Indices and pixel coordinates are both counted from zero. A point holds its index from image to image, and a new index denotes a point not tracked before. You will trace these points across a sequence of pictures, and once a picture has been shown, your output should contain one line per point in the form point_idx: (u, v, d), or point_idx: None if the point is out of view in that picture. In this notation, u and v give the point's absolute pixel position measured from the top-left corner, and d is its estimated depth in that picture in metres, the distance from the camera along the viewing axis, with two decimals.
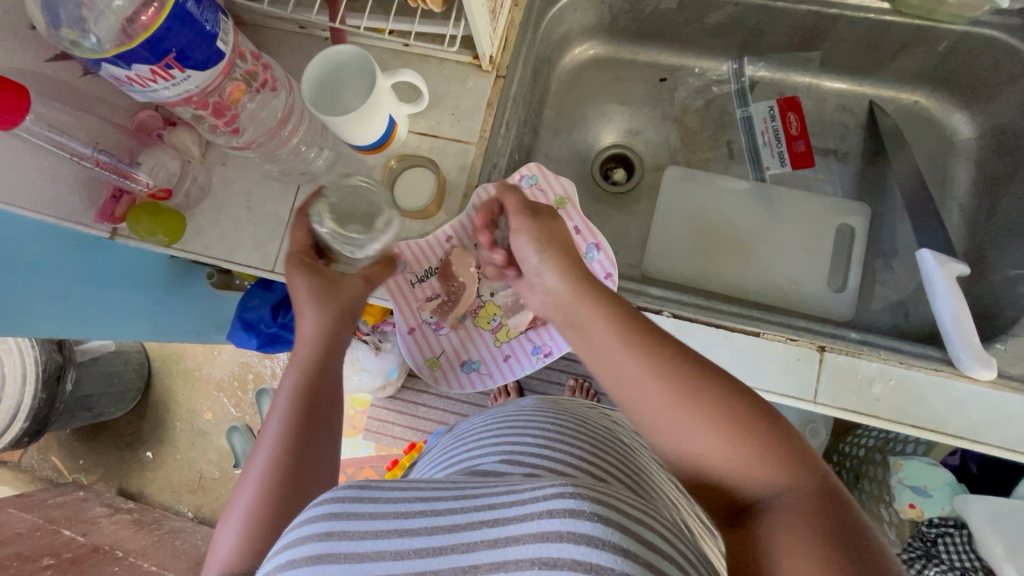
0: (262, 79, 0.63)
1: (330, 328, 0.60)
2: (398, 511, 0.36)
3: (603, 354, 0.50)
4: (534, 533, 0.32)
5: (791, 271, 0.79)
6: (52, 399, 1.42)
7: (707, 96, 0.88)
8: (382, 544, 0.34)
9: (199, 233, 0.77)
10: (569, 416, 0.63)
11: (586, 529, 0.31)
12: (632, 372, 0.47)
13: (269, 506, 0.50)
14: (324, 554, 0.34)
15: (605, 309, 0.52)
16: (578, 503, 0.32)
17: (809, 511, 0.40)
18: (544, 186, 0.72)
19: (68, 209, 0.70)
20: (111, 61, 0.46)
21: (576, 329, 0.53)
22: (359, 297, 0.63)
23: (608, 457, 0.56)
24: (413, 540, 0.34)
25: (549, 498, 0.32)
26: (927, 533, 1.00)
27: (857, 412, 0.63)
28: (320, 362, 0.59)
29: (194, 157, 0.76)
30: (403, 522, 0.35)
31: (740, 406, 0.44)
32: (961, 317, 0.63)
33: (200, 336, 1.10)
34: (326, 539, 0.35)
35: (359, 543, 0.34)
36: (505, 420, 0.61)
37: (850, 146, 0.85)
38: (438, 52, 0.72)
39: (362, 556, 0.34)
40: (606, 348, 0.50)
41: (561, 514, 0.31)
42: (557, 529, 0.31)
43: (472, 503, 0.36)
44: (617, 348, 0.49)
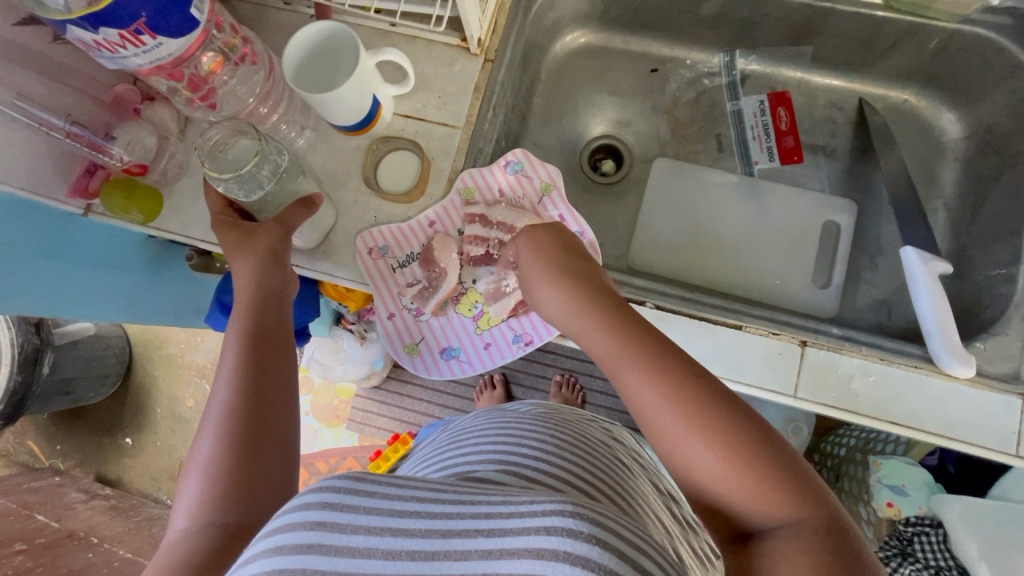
0: (243, 52, 0.62)
1: (259, 275, 0.60)
2: (392, 509, 0.35)
3: (620, 372, 0.51)
4: (529, 548, 0.31)
5: (777, 266, 0.78)
6: (28, 381, 1.39)
7: (699, 88, 0.87)
8: (375, 541, 0.33)
9: (176, 213, 0.75)
10: (569, 431, 0.63)
11: (584, 551, 0.31)
12: (649, 393, 0.48)
13: (224, 459, 0.52)
14: (314, 544, 0.33)
15: (620, 328, 0.53)
16: (577, 522, 0.32)
17: (809, 546, 0.40)
18: (529, 173, 0.72)
19: (38, 182, 0.68)
20: (77, 23, 0.44)
21: (594, 344, 0.54)
22: (280, 242, 0.61)
23: (600, 470, 0.56)
24: (405, 541, 0.33)
25: (548, 514, 0.32)
26: (904, 532, 1.01)
27: (836, 407, 0.62)
28: (259, 312, 0.60)
29: (172, 133, 0.74)
30: (397, 520, 0.34)
31: (751, 431, 0.45)
32: (943, 315, 0.63)
33: (181, 318, 1.08)
34: (319, 528, 0.34)
35: (353, 539, 0.33)
36: (502, 429, 0.60)
37: (839, 143, 0.85)
38: (425, 32, 0.71)
39: (353, 552, 0.33)
40: (624, 363, 0.51)
41: (561, 533, 0.31)
42: (555, 548, 0.31)
43: (468, 510, 0.35)
44: (633, 368, 0.50)
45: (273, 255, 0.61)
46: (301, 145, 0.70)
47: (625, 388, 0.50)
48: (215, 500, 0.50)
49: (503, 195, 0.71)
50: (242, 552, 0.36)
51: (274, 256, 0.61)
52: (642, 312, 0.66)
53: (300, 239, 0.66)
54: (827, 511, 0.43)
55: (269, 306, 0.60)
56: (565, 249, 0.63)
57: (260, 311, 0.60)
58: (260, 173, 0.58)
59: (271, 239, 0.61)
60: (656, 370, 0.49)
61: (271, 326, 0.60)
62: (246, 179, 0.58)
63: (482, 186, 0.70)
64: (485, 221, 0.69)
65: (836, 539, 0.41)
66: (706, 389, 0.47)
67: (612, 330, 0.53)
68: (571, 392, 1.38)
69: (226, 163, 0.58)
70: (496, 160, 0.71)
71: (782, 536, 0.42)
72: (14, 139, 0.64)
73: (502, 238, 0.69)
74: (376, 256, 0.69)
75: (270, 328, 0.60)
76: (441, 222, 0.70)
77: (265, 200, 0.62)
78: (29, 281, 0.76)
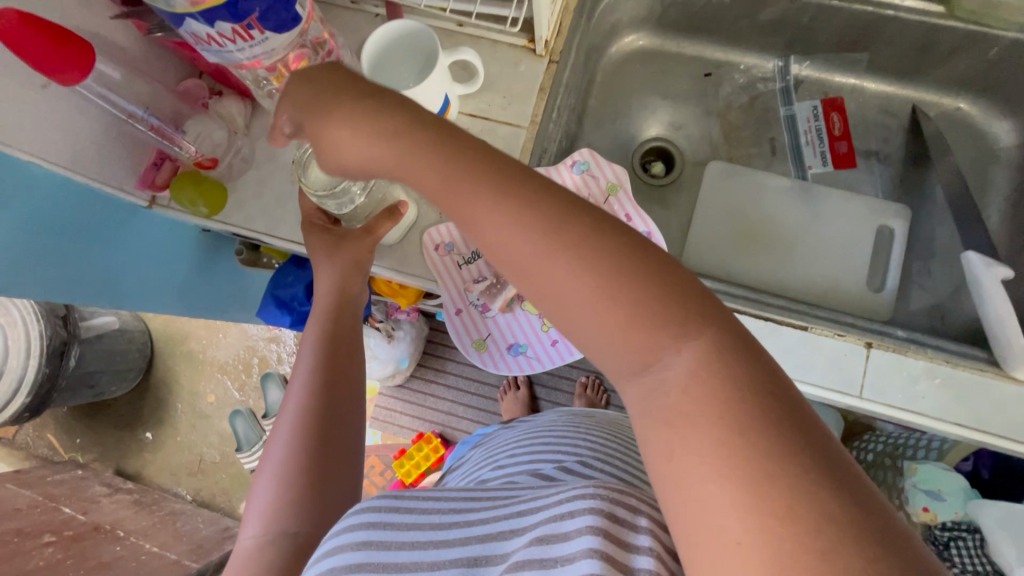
0: (329, 48, 0.61)
1: (341, 281, 0.61)
2: (432, 522, 0.38)
3: (440, 190, 0.40)
4: (557, 532, 0.33)
5: (830, 269, 0.79)
6: (54, 374, 1.39)
7: (751, 93, 0.88)
8: (420, 555, 0.36)
9: (241, 207, 0.75)
10: (608, 433, 0.63)
11: (606, 525, 0.33)
12: (511, 211, 0.37)
13: (297, 459, 0.53)
14: (363, 562, 0.36)
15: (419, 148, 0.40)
16: (598, 504, 0.34)
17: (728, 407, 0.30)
18: (595, 173, 0.72)
19: (110, 173, 0.69)
20: (195, 17, 0.45)
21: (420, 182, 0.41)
22: (368, 251, 0.62)
23: (631, 465, 0.55)
24: (448, 551, 0.36)
25: (570, 500, 0.35)
26: (939, 536, 1.02)
27: (902, 409, 0.63)
28: (334, 317, 0.61)
29: (239, 128, 0.75)
30: (437, 533, 0.37)
31: (625, 262, 0.35)
32: (1008, 320, 0.64)
33: (225, 313, 1.08)
34: (366, 547, 0.36)
35: (398, 555, 0.36)
36: (534, 436, 0.61)
37: (892, 149, 0.86)
38: (494, 33, 0.72)
39: (400, 566, 0.35)
40: (443, 186, 0.40)
41: (582, 515, 0.33)
42: (579, 527, 0.33)
43: (501, 514, 0.38)
44: (469, 185, 0.38)
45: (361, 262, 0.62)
46: None
47: (471, 224, 0.38)
48: (286, 502, 0.51)
49: None
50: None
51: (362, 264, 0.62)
52: None
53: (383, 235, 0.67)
54: (753, 360, 0.32)
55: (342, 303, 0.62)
56: (357, 76, 0.44)
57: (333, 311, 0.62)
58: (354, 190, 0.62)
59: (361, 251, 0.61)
60: (512, 197, 0.37)
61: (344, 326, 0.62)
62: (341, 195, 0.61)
63: None
64: None
65: (769, 398, 0.31)
66: (584, 222, 0.36)
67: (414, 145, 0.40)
68: (596, 394, 1.39)
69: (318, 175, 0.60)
70: (563, 160, 0.72)
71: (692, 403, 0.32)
72: (91, 129, 0.65)
73: None
74: (442, 252, 0.69)
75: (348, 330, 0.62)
76: None
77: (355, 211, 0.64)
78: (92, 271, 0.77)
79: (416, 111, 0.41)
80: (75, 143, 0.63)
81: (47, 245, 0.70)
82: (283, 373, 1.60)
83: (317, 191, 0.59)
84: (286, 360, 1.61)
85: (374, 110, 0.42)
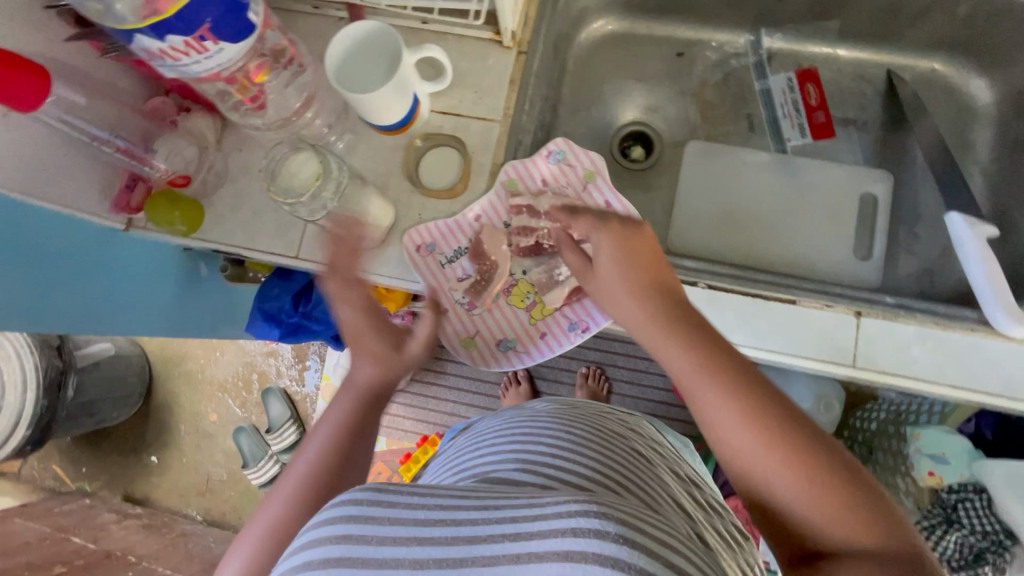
0: (290, 55, 0.62)
1: (361, 311, 0.58)
2: (415, 517, 0.34)
3: (665, 352, 0.56)
4: (556, 550, 0.30)
5: (816, 241, 0.78)
6: (53, 405, 1.39)
7: (725, 69, 0.87)
8: (401, 551, 0.33)
9: (218, 222, 0.75)
10: (599, 426, 0.59)
11: (613, 551, 0.30)
12: (718, 369, 0.52)
13: (302, 498, 0.51)
14: (341, 557, 0.33)
15: (666, 325, 0.56)
16: (604, 523, 0.31)
17: (836, 498, 0.46)
18: (571, 162, 0.72)
19: (83, 198, 0.68)
20: (144, 31, 0.44)
21: (671, 364, 0.55)
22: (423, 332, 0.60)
23: (621, 464, 0.52)
24: (433, 549, 0.33)
25: (574, 515, 0.31)
26: (947, 500, 1.02)
27: (896, 374, 0.63)
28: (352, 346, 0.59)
29: (210, 143, 0.74)
30: (422, 529, 0.34)
31: (791, 419, 0.50)
32: (996, 278, 0.64)
33: (215, 329, 1.07)
34: (344, 541, 0.33)
35: (378, 550, 0.33)
36: (522, 424, 0.57)
37: (870, 115, 0.85)
38: (459, 28, 0.72)
39: (380, 563, 0.32)
40: (665, 342, 0.56)
41: (587, 535, 0.30)
42: (583, 549, 0.30)
43: (493, 515, 0.34)
44: (680, 351, 0.54)
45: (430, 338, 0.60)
46: (342, 147, 0.70)
47: (699, 403, 0.53)
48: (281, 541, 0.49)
49: (546, 184, 0.71)
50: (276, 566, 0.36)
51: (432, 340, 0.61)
52: (696, 293, 0.67)
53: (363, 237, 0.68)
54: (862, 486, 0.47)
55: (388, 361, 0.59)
56: (644, 260, 0.60)
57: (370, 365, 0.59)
58: (323, 194, 0.58)
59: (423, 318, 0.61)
60: (729, 379, 0.52)
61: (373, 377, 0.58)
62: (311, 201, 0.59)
63: (526, 177, 0.70)
64: (533, 211, 0.70)
65: (864, 498, 0.47)
66: (766, 393, 0.51)
67: (647, 309, 0.58)
68: (597, 383, 1.38)
69: (290, 182, 0.58)
70: (538, 151, 0.71)
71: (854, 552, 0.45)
72: (58, 154, 0.64)
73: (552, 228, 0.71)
74: (424, 253, 0.70)
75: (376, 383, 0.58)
76: (487, 216, 0.71)
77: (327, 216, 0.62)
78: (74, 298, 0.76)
79: (664, 297, 0.58)
80: (42, 169, 0.63)
81: (28, 278, 0.68)
82: (284, 387, 1.59)
83: (289, 198, 0.57)
84: (286, 374, 1.59)
85: (638, 295, 0.59)
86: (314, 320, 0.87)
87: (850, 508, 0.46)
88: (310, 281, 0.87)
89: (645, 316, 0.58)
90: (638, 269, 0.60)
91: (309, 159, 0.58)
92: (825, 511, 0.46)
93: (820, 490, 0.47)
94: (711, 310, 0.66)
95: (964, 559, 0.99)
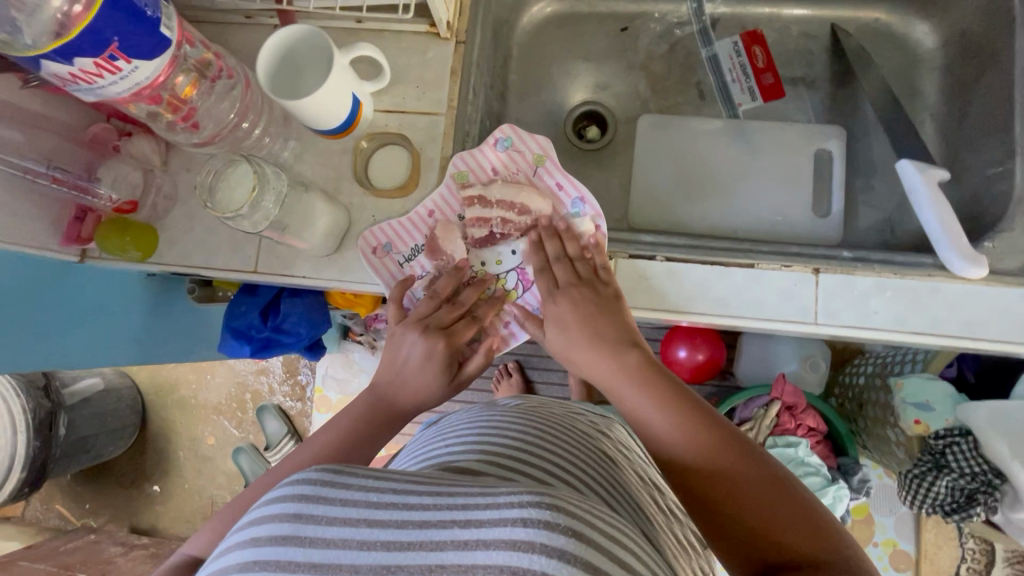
0: (217, 68, 0.61)
1: (416, 323, 0.66)
2: (368, 500, 0.34)
3: (619, 389, 0.58)
4: (504, 539, 0.30)
5: (774, 203, 0.78)
6: (47, 444, 1.37)
7: (670, 40, 0.87)
8: (350, 532, 0.32)
9: (173, 244, 0.74)
10: (564, 425, 0.60)
11: (560, 542, 0.30)
12: (665, 403, 0.54)
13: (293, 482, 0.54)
14: (289, 535, 0.33)
15: (592, 326, 0.62)
16: (554, 515, 0.31)
17: (777, 521, 0.47)
18: (520, 148, 0.71)
19: (31, 233, 0.66)
20: (50, 57, 0.45)
21: (590, 363, 0.61)
22: (457, 346, 0.65)
23: (582, 462, 0.53)
24: (381, 532, 0.32)
25: (524, 506, 0.32)
26: (935, 446, 0.96)
27: (858, 327, 0.63)
28: (393, 350, 0.66)
29: (155, 166, 0.73)
30: (373, 511, 0.33)
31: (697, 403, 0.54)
32: (948, 220, 0.63)
33: (195, 351, 1.05)
34: (295, 520, 0.33)
35: (327, 530, 0.33)
36: (487, 418, 0.57)
37: (818, 73, 0.85)
38: (394, 23, 0.71)
39: (328, 542, 0.32)
40: (619, 379, 0.58)
41: (536, 526, 0.31)
42: (530, 539, 0.30)
43: (445, 501, 0.34)
44: (633, 388, 0.56)
45: (451, 378, 0.65)
46: (287, 156, 0.70)
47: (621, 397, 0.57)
48: None
49: (497, 173, 0.70)
50: (224, 541, 0.36)
51: (453, 378, 0.66)
52: (654, 267, 0.67)
53: (319, 245, 0.67)
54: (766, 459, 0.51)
55: (408, 393, 0.64)
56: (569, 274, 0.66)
57: (388, 388, 0.64)
58: (265, 202, 0.57)
59: (453, 350, 0.64)
60: (638, 371, 0.57)
61: (392, 400, 0.63)
62: (252, 212, 0.57)
63: (476, 168, 0.70)
64: (485, 202, 0.68)
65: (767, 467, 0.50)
66: (674, 382, 0.56)
67: (601, 351, 0.60)
68: None
69: (229, 197, 0.57)
70: (485, 140, 0.70)
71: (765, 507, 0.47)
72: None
73: (505, 216, 0.68)
74: (381, 254, 0.69)
75: (388, 404, 0.63)
76: (440, 210, 0.70)
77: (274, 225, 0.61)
78: (53, 336, 0.73)
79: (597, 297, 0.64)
80: None
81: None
82: (279, 404, 1.57)
83: (228, 212, 0.56)
84: (279, 390, 1.58)
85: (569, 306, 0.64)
86: (285, 332, 0.86)
87: (794, 529, 0.46)
88: (277, 294, 0.86)
89: (601, 358, 0.60)
90: (583, 301, 0.64)
91: (245, 170, 0.57)
92: (770, 536, 0.46)
93: (762, 513, 0.47)
94: (670, 281, 0.66)
95: (956, 503, 0.96)
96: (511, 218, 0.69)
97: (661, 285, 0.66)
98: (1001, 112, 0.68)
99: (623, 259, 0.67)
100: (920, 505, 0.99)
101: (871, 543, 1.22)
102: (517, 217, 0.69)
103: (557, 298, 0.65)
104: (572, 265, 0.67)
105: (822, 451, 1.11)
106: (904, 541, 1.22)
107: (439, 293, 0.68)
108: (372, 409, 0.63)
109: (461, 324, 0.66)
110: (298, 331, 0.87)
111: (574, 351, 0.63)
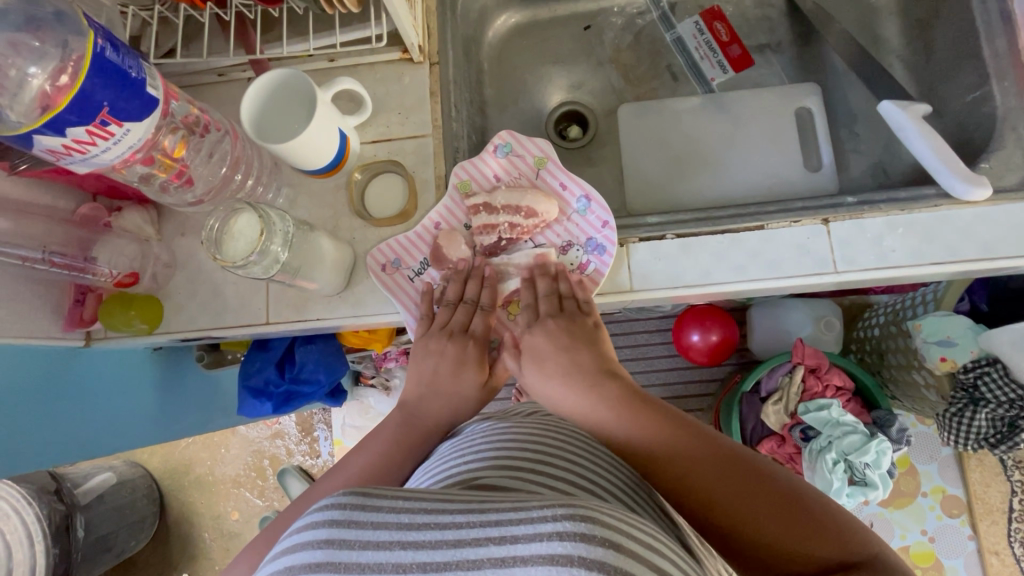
0: (204, 123, 0.61)
1: (439, 334, 0.67)
2: (401, 521, 0.32)
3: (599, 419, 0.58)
4: (542, 554, 0.29)
5: (767, 166, 0.79)
6: (67, 549, 1.28)
7: (634, 30, 0.91)
8: (384, 555, 0.31)
9: (180, 310, 0.72)
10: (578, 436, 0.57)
11: (598, 554, 0.29)
12: (654, 424, 0.55)
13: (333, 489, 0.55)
14: (323, 562, 0.31)
15: (560, 357, 0.63)
16: (589, 527, 0.29)
17: (785, 527, 0.47)
18: (520, 151, 0.71)
19: (35, 323, 0.64)
20: (40, 131, 0.44)
21: (560, 394, 0.62)
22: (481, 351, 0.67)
23: (602, 470, 0.50)
24: (418, 553, 0.31)
25: (559, 519, 0.30)
26: (965, 381, 0.93)
27: (879, 268, 0.63)
28: (419, 360, 0.67)
29: (151, 236, 0.72)
30: (406, 533, 0.32)
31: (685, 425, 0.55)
32: (942, 150, 0.64)
33: (207, 425, 1.02)
34: (327, 546, 0.32)
35: (362, 555, 0.31)
36: (493, 435, 0.54)
37: (781, 37, 0.89)
38: (367, 56, 0.72)
39: (363, 568, 0.30)
40: (597, 407, 0.58)
41: (572, 538, 0.29)
42: (568, 552, 0.28)
43: (477, 518, 0.32)
44: (613, 414, 0.57)
45: (484, 383, 0.67)
46: (282, 203, 0.70)
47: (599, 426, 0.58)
48: None
49: (499, 179, 0.71)
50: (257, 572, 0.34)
51: (486, 383, 0.67)
52: (666, 246, 0.67)
53: (326, 284, 0.66)
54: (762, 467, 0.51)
55: (439, 402, 0.65)
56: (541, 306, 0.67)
57: (417, 404, 0.65)
58: (274, 247, 0.56)
59: (482, 350, 0.67)
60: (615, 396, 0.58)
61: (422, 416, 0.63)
62: (262, 257, 0.56)
63: (477, 176, 0.70)
64: (490, 207, 0.68)
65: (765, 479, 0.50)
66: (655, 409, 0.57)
67: (574, 381, 0.61)
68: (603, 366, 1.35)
69: (234, 246, 0.55)
70: (485, 148, 0.71)
71: (772, 521, 0.47)
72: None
73: (512, 221, 0.68)
74: (390, 270, 0.69)
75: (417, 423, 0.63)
76: (446, 220, 0.70)
77: (284, 270, 0.59)
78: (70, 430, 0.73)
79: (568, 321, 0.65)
80: None
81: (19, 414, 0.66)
82: (299, 465, 1.52)
83: (240, 259, 0.54)
84: (297, 451, 1.54)
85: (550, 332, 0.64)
86: (304, 382, 0.84)
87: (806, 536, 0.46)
88: (290, 344, 0.84)
89: (577, 389, 0.60)
90: (558, 342, 0.63)
91: (255, 218, 0.56)
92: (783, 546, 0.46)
93: (785, 533, 0.46)
94: (685, 256, 0.66)
95: (999, 433, 0.94)
96: (519, 221, 0.68)
97: (678, 260, 0.66)
98: (966, 40, 0.71)
99: (636, 243, 0.67)
100: (965, 444, 0.97)
101: (921, 493, 1.20)
102: (524, 220, 0.68)
103: (537, 332, 0.64)
104: (558, 300, 0.66)
105: (854, 409, 1.08)
106: (952, 485, 1.20)
107: (453, 299, 0.69)
108: (406, 426, 0.63)
109: (480, 323, 0.68)
110: (317, 378, 0.86)
111: (546, 386, 0.63)
